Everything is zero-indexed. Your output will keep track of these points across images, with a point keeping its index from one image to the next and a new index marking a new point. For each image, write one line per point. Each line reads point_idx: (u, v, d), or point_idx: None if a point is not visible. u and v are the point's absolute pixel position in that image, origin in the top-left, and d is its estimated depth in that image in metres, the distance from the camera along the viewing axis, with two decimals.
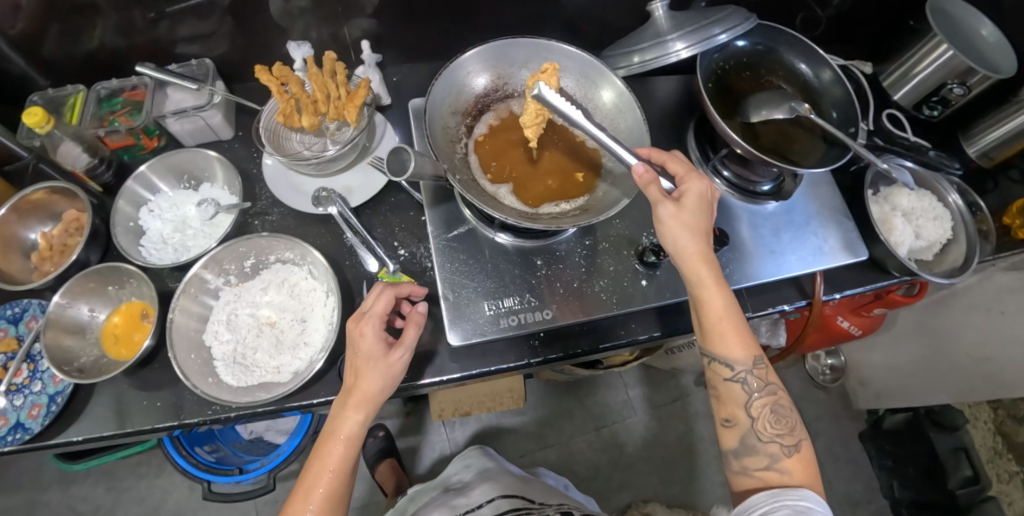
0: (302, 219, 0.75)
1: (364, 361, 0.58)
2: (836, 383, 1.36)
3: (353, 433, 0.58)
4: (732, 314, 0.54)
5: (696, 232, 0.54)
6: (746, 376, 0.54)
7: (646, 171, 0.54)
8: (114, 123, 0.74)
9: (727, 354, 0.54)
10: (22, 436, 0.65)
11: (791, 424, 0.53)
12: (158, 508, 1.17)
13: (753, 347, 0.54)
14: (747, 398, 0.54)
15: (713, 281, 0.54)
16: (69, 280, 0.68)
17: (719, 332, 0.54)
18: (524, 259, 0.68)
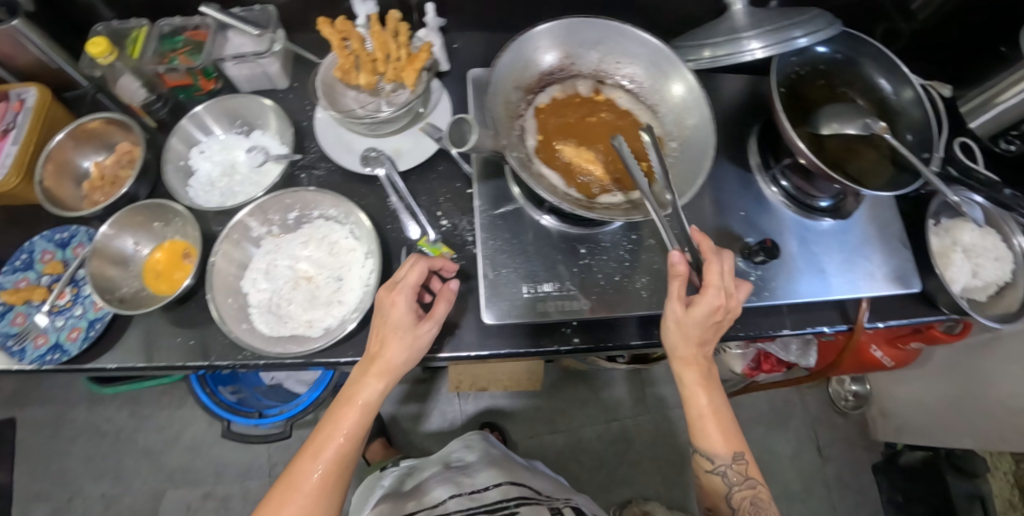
0: (348, 177, 0.75)
1: (388, 332, 0.58)
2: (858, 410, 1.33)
3: (370, 400, 0.58)
4: (717, 416, 0.61)
5: (690, 339, 0.58)
6: (725, 470, 0.61)
7: (680, 262, 0.56)
8: (174, 62, 0.75)
9: (710, 449, 0.61)
10: (60, 357, 0.68)
11: (769, 513, 0.61)
12: (176, 438, 1.22)
13: (733, 446, 0.61)
14: (727, 489, 0.62)
15: (700, 382, 0.60)
16: (117, 213, 0.68)
17: (700, 427, 0.61)
18: (568, 246, 0.67)
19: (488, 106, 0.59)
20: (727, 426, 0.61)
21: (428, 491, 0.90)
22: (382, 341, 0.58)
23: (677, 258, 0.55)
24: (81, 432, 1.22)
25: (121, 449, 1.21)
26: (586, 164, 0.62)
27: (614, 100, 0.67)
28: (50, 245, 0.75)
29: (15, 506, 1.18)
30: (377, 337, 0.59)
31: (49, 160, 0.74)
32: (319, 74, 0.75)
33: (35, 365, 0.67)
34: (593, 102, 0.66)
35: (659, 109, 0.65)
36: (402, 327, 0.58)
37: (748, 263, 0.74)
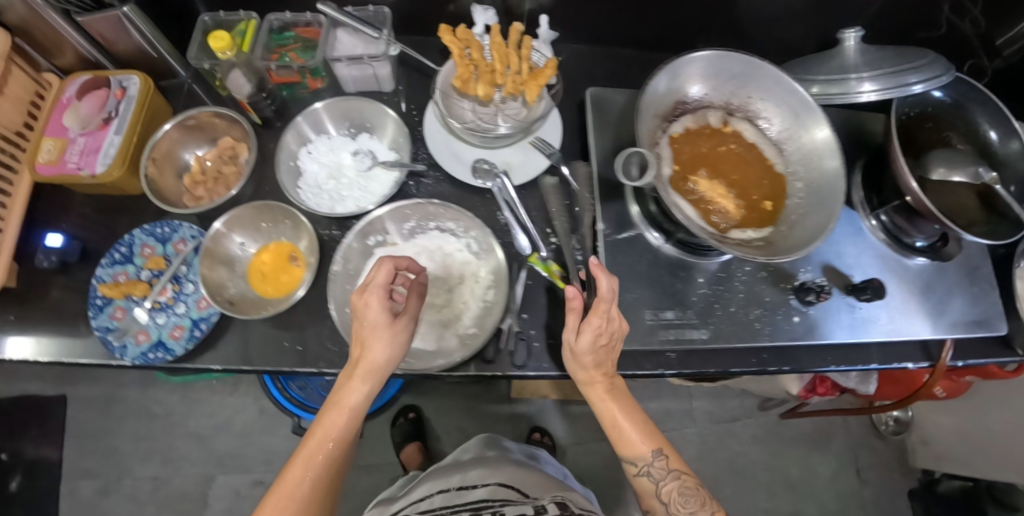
0: (457, 188, 0.74)
1: (363, 330, 0.56)
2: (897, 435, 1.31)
3: (356, 402, 0.56)
4: (629, 419, 0.62)
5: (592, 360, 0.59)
6: (648, 469, 0.61)
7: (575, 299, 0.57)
8: (285, 60, 0.74)
9: (631, 452, 0.62)
10: (164, 356, 0.67)
11: (701, 501, 0.59)
12: (226, 425, 1.22)
13: (652, 442, 0.61)
14: (656, 488, 0.61)
15: (606, 395, 0.62)
16: (233, 211, 0.69)
17: (619, 435, 0.62)
18: (686, 274, 0.68)
19: (638, 125, 0.58)
20: (642, 424, 0.62)
21: (429, 485, 0.90)
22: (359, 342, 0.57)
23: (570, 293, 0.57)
24: (130, 413, 1.21)
25: (169, 432, 1.21)
26: (717, 197, 0.64)
27: (741, 133, 0.68)
28: (150, 239, 0.74)
29: (62, 483, 1.17)
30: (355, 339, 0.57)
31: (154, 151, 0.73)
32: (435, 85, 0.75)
33: (138, 364, 0.67)
34: (720, 133, 0.68)
35: (785, 146, 0.67)
36: (367, 323, 0.56)
37: (852, 300, 0.73)
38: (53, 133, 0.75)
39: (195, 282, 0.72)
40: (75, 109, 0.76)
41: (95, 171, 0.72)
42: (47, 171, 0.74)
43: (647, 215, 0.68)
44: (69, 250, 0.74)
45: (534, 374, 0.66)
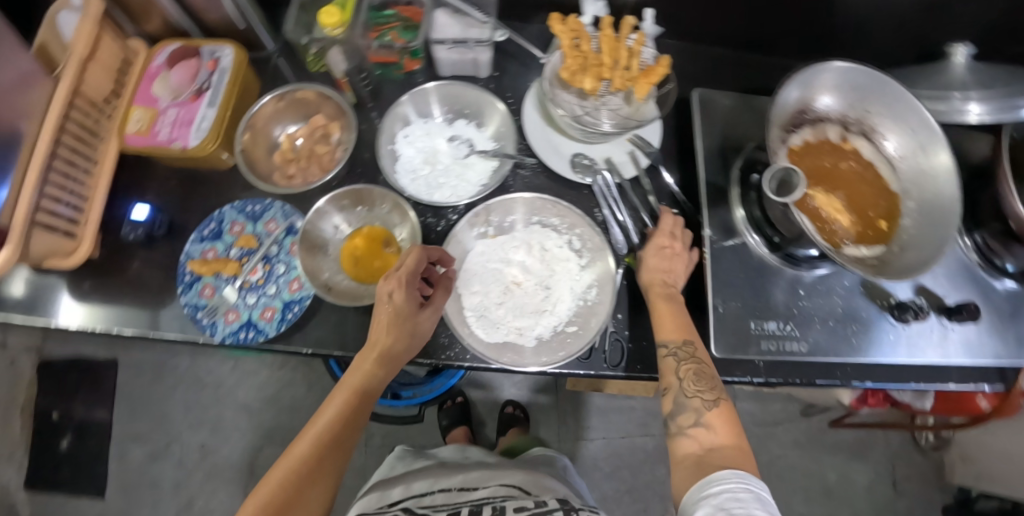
0: (552, 179, 0.74)
1: (381, 317, 0.59)
2: (936, 450, 1.17)
3: (364, 384, 0.58)
4: (676, 315, 0.62)
5: (662, 269, 0.65)
6: (677, 351, 0.59)
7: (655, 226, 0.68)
8: (386, 39, 0.72)
9: (659, 333, 0.61)
10: (256, 337, 0.67)
11: (712, 384, 0.57)
12: (275, 398, 1.22)
13: (685, 332, 0.60)
14: (677, 365, 0.58)
15: (664, 294, 0.63)
16: (343, 188, 0.68)
17: (658, 322, 0.62)
18: (789, 286, 0.69)
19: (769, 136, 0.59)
20: (685, 321, 0.61)
21: (420, 479, 0.80)
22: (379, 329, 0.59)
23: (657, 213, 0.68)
24: (181, 381, 1.22)
25: (219, 403, 1.22)
26: (835, 209, 0.64)
27: (857, 148, 0.68)
28: (241, 217, 0.72)
29: (112, 445, 1.18)
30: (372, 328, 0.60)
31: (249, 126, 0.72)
32: (532, 86, 0.77)
33: (230, 343, 0.67)
34: (836, 148, 0.68)
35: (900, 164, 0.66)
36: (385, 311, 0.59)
37: (943, 322, 0.73)
38: (143, 102, 0.74)
39: (285, 263, 0.70)
40: (165, 79, 0.74)
41: (188, 144, 0.71)
42: (138, 141, 0.73)
43: (752, 219, 0.69)
44: (156, 226, 0.73)
45: (626, 374, 0.67)
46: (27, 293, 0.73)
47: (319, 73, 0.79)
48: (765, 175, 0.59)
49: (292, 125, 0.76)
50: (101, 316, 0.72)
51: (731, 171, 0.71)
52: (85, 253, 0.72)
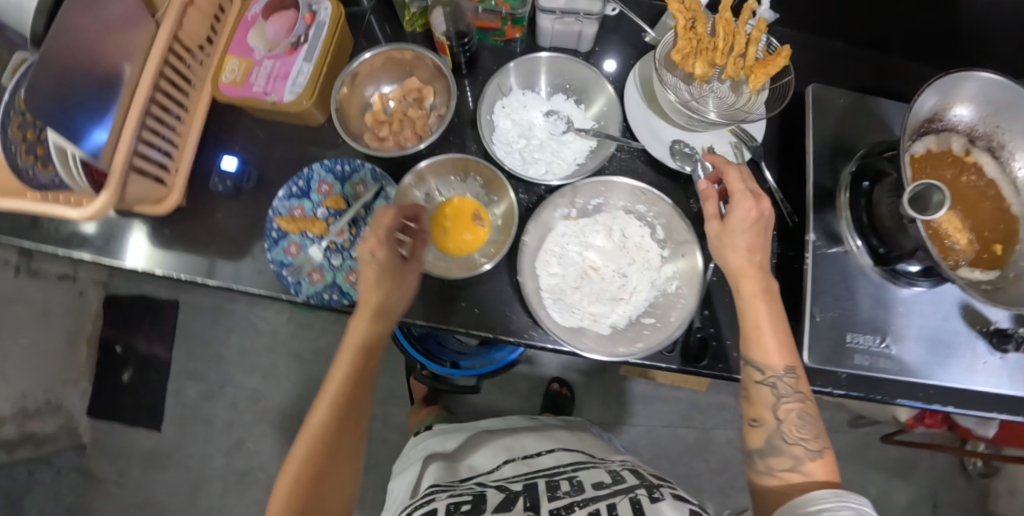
0: (650, 167, 0.72)
1: (370, 265, 0.58)
2: (986, 478, 1.13)
3: (364, 344, 0.58)
4: (774, 328, 0.57)
5: (749, 249, 0.58)
6: (776, 381, 0.56)
7: (709, 188, 0.61)
8: (490, 4, 0.68)
9: (763, 357, 0.57)
10: (341, 299, 0.67)
11: (817, 432, 0.55)
12: (327, 352, 1.25)
13: (789, 358, 0.56)
14: (775, 401, 0.56)
15: (760, 291, 0.58)
16: (442, 156, 0.67)
17: (754, 337, 0.57)
18: (887, 300, 0.67)
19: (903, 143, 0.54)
20: (784, 337, 0.57)
21: (483, 455, 0.80)
22: (375, 277, 0.58)
23: (704, 186, 0.61)
24: (237, 327, 1.25)
25: (272, 351, 1.25)
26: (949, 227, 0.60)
27: (982, 165, 0.63)
28: (329, 177, 0.72)
29: (171, 381, 1.24)
30: (366, 278, 0.58)
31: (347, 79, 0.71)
32: (634, 67, 0.75)
33: (314, 302, 0.67)
34: (959, 160, 0.63)
35: None
36: (379, 260, 0.58)
37: None
38: (238, 51, 0.72)
39: None
40: (261, 29, 0.73)
41: (284, 99, 0.70)
42: (231, 92, 0.71)
43: (856, 224, 0.66)
44: (241, 178, 0.73)
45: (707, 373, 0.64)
46: (105, 233, 0.74)
47: (415, 32, 0.78)
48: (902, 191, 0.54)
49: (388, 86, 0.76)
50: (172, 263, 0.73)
51: (840, 175, 0.68)
52: (176, 202, 0.72)
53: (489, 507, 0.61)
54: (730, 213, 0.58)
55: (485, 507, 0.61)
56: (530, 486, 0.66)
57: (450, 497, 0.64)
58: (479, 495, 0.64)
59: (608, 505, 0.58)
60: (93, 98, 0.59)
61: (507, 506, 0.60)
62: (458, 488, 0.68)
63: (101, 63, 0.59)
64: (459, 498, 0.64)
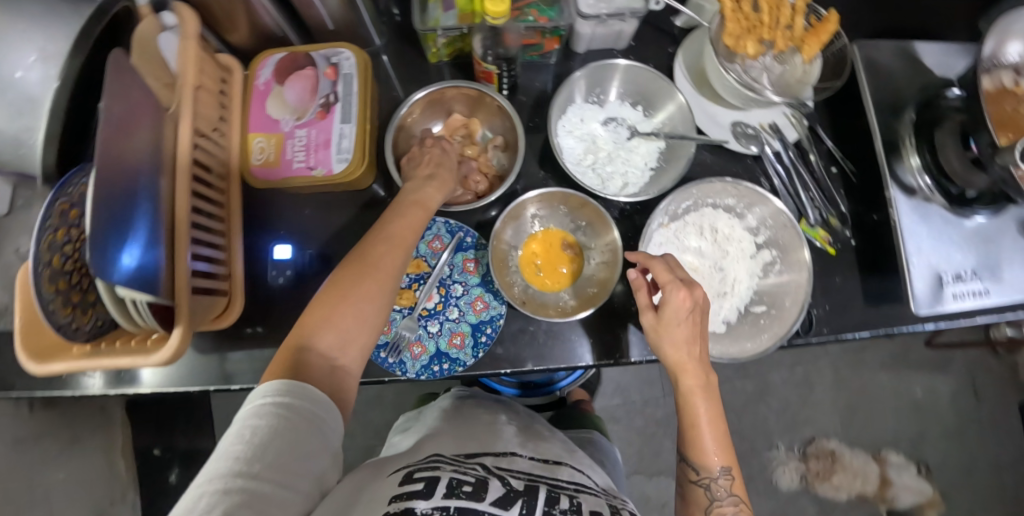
0: (717, 155, 0.73)
1: (435, 157, 0.63)
2: (1010, 353, 1.25)
3: (430, 200, 0.59)
4: (711, 425, 0.54)
5: (685, 342, 0.54)
6: (711, 482, 0.54)
7: (638, 278, 0.57)
8: (529, 20, 0.64)
9: (700, 457, 0.54)
10: (453, 367, 0.63)
11: None
12: (379, 398, 1.21)
13: (727, 456, 0.54)
14: (710, 503, 0.53)
15: (699, 389, 0.54)
16: (551, 191, 0.64)
17: (694, 438, 0.54)
18: (972, 236, 0.69)
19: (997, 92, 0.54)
20: (723, 433, 0.55)
21: (494, 437, 0.64)
22: (433, 170, 0.62)
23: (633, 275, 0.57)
24: None
25: None
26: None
27: None
28: None
29: None
30: (427, 169, 0.62)
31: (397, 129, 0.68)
32: (677, 55, 0.73)
33: (427, 378, 0.62)
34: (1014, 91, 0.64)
35: None
36: (445, 158, 0.64)
37: None
38: (262, 127, 0.65)
39: (462, 283, 0.66)
40: (280, 96, 0.66)
41: (333, 169, 0.63)
42: (266, 173, 0.64)
43: (927, 167, 0.68)
44: (300, 263, 0.69)
45: (816, 339, 0.71)
46: None
47: (442, 62, 0.73)
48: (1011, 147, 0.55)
49: (435, 125, 0.72)
50: (222, 372, 0.68)
51: (902, 124, 0.70)
52: (239, 306, 0.65)
53: (489, 498, 0.46)
54: (664, 304, 0.54)
55: (486, 493, 0.47)
56: (533, 490, 0.50)
57: (452, 470, 0.50)
58: (482, 480, 0.50)
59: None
60: (134, 224, 0.49)
61: (506, 505, 0.46)
62: (464, 464, 0.53)
63: (133, 169, 0.49)
64: (462, 475, 0.49)
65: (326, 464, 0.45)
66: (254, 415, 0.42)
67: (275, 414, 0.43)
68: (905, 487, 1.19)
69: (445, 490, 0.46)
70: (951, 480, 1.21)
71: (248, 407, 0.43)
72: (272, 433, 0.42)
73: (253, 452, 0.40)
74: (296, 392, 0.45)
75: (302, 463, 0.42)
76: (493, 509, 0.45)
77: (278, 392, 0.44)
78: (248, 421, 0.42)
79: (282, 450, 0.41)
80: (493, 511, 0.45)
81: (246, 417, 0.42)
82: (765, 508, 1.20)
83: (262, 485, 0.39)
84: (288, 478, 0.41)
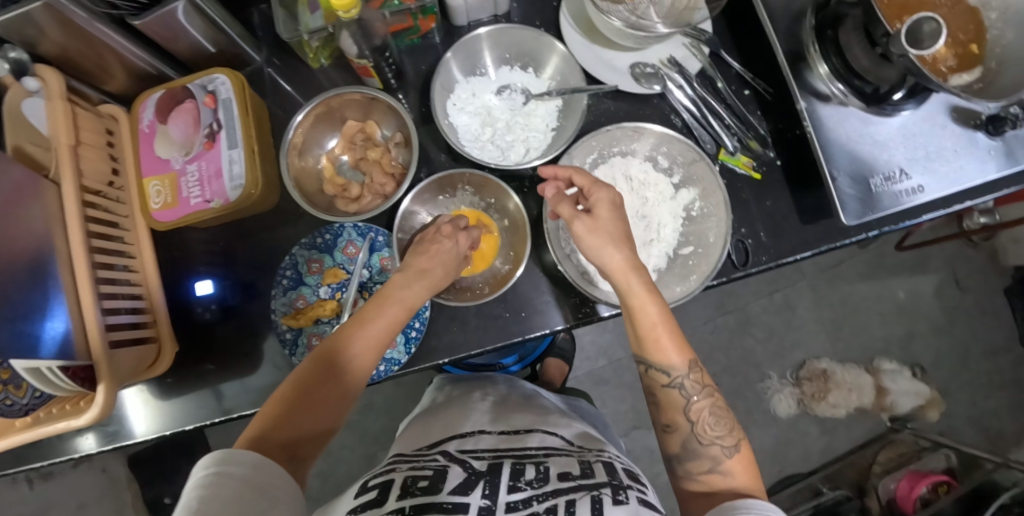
0: (621, 101, 0.71)
1: (439, 250, 0.61)
2: (987, 240, 1.22)
3: (414, 302, 0.58)
4: (667, 324, 0.53)
5: (618, 243, 0.54)
6: (682, 381, 0.53)
7: (554, 193, 0.58)
8: (394, 5, 0.61)
9: (662, 359, 0.53)
10: (390, 367, 0.62)
11: (730, 425, 0.52)
12: (369, 404, 1.23)
13: (687, 351, 0.54)
14: (686, 403, 0.53)
15: (646, 289, 0.53)
16: (444, 173, 0.64)
17: (654, 337, 0.53)
18: (895, 136, 0.65)
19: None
20: (676, 331, 0.54)
21: (462, 418, 0.59)
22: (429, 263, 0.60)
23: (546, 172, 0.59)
24: None
25: None
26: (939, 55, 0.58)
27: None
28: (314, 252, 0.66)
29: None
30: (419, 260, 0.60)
31: (291, 151, 0.66)
32: (560, 7, 0.70)
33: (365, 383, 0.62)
34: None
35: None
36: (445, 252, 0.61)
37: None
38: (154, 170, 0.65)
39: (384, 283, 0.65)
40: (165, 135, 0.65)
41: (229, 198, 0.63)
42: (168, 215, 0.64)
43: (833, 71, 0.64)
44: (226, 295, 0.69)
45: (756, 269, 0.70)
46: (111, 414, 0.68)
47: (327, 66, 0.72)
48: (898, 34, 0.52)
49: (331, 139, 0.70)
50: (180, 414, 0.68)
51: (804, 32, 0.66)
52: (170, 353, 0.66)
53: (448, 486, 0.42)
54: (597, 205, 0.56)
55: (445, 482, 0.43)
56: (497, 467, 0.46)
57: (409, 468, 0.46)
58: (441, 470, 0.45)
59: (568, 498, 0.41)
60: (21, 298, 0.49)
61: (466, 490, 0.42)
62: (426, 454, 0.50)
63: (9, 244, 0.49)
64: (419, 470, 0.45)
65: None
66: (200, 487, 0.39)
67: (218, 482, 0.40)
68: (903, 393, 1.17)
69: (400, 492, 0.42)
70: (947, 375, 1.20)
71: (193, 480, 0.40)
72: (217, 501, 0.38)
73: None
74: (239, 457, 0.43)
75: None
76: (454, 498, 0.41)
77: (220, 459, 0.42)
78: (188, 498, 0.39)
79: None
80: (453, 500, 0.40)
81: (192, 491, 0.39)
82: (768, 438, 1.20)
83: None
84: None
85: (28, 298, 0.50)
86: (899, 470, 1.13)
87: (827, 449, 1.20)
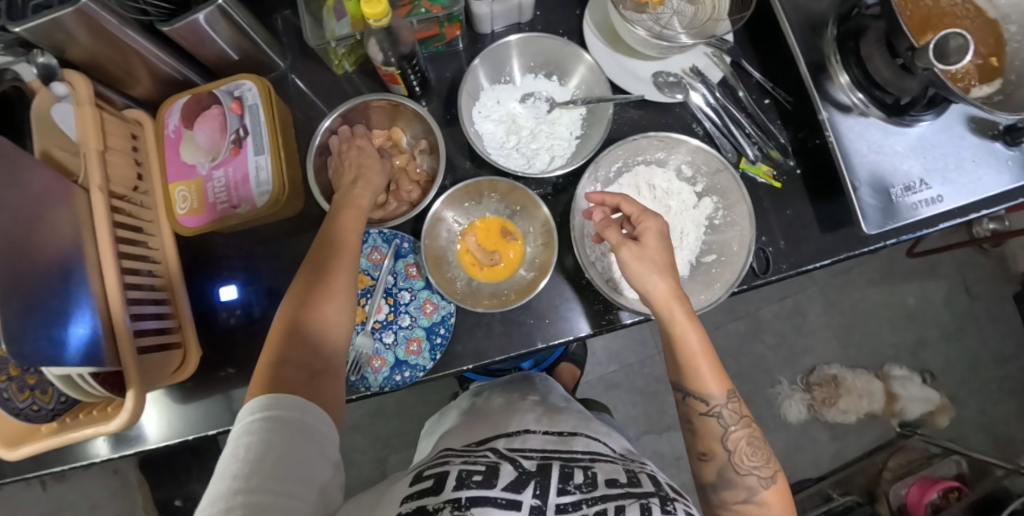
0: (643, 109, 0.71)
1: (358, 156, 0.64)
2: (997, 247, 1.22)
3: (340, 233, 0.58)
4: (707, 357, 0.54)
5: (661, 270, 0.55)
6: (720, 410, 0.53)
7: (602, 220, 0.58)
8: (421, 12, 0.62)
9: (700, 387, 0.54)
10: (414, 373, 0.63)
11: (768, 456, 0.53)
12: (382, 407, 1.23)
13: (726, 382, 0.54)
14: (724, 432, 0.53)
15: (689, 319, 0.54)
16: (471, 181, 0.64)
17: (692, 368, 0.54)
18: (916, 147, 0.66)
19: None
20: (717, 363, 0.54)
21: (509, 419, 0.60)
22: (357, 172, 0.63)
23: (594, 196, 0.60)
24: None
25: None
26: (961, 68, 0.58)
27: None
28: None
29: None
30: (350, 173, 0.63)
31: (317, 157, 0.66)
32: (584, 16, 0.70)
33: (390, 388, 0.63)
34: None
35: None
36: (364, 155, 0.64)
37: None
38: (180, 176, 0.65)
39: (409, 289, 0.66)
40: (191, 140, 0.65)
41: (256, 204, 0.64)
42: (194, 220, 0.65)
43: (854, 81, 0.64)
44: (251, 300, 0.70)
45: (777, 277, 0.70)
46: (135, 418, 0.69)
47: (351, 72, 0.72)
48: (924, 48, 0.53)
49: None
50: (202, 418, 0.68)
51: (825, 43, 0.66)
52: (196, 357, 0.66)
53: (502, 483, 0.43)
54: (645, 235, 0.56)
55: (498, 478, 0.43)
56: (547, 468, 0.46)
57: (462, 461, 0.47)
58: (493, 466, 0.46)
59: (618, 505, 0.41)
60: (56, 304, 0.49)
61: (518, 488, 0.42)
62: (477, 451, 0.51)
63: (43, 250, 0.49)
64: (472, 464, 0.46)
65: (329, 473, 0.44)
66: (247, 433, 0.41)
67: (266, 428, 0.42)
68: (913, 400, 1.17)
69: (455, 482, 0.43)
70: (957, 381, 1.21)
71: (239, 427, 0.43)
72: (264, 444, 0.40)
73: (254, 466, 0.39)
74: (285, 401, 0.44)
75: (303, 469, 0.41)
76: (507, 494, 0.41)
77: (267, 406, 0.43)
78: (237, 442, 0.41)
79: (280, 461, 0.40)
80: (506, 496, 0.41)
81: (239, 436, 0.41)
82: (779, 443, 1.21)
83: (265, 496, 0.37)
84: (293, 486, 0.39)
85: (63, 305, 0.50)
86: (910, 476, 1.13)
87: (837, 455, 1.21)
